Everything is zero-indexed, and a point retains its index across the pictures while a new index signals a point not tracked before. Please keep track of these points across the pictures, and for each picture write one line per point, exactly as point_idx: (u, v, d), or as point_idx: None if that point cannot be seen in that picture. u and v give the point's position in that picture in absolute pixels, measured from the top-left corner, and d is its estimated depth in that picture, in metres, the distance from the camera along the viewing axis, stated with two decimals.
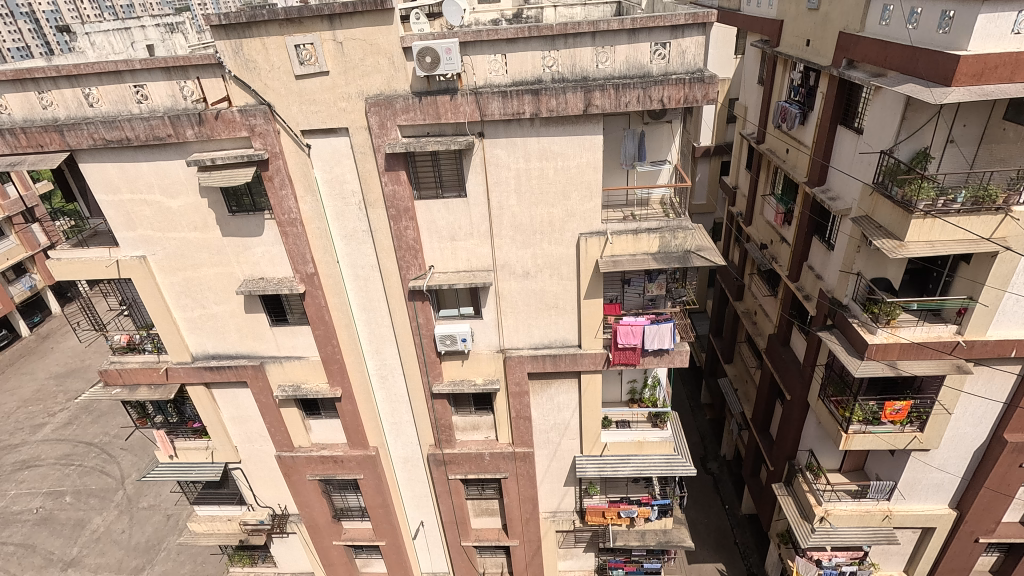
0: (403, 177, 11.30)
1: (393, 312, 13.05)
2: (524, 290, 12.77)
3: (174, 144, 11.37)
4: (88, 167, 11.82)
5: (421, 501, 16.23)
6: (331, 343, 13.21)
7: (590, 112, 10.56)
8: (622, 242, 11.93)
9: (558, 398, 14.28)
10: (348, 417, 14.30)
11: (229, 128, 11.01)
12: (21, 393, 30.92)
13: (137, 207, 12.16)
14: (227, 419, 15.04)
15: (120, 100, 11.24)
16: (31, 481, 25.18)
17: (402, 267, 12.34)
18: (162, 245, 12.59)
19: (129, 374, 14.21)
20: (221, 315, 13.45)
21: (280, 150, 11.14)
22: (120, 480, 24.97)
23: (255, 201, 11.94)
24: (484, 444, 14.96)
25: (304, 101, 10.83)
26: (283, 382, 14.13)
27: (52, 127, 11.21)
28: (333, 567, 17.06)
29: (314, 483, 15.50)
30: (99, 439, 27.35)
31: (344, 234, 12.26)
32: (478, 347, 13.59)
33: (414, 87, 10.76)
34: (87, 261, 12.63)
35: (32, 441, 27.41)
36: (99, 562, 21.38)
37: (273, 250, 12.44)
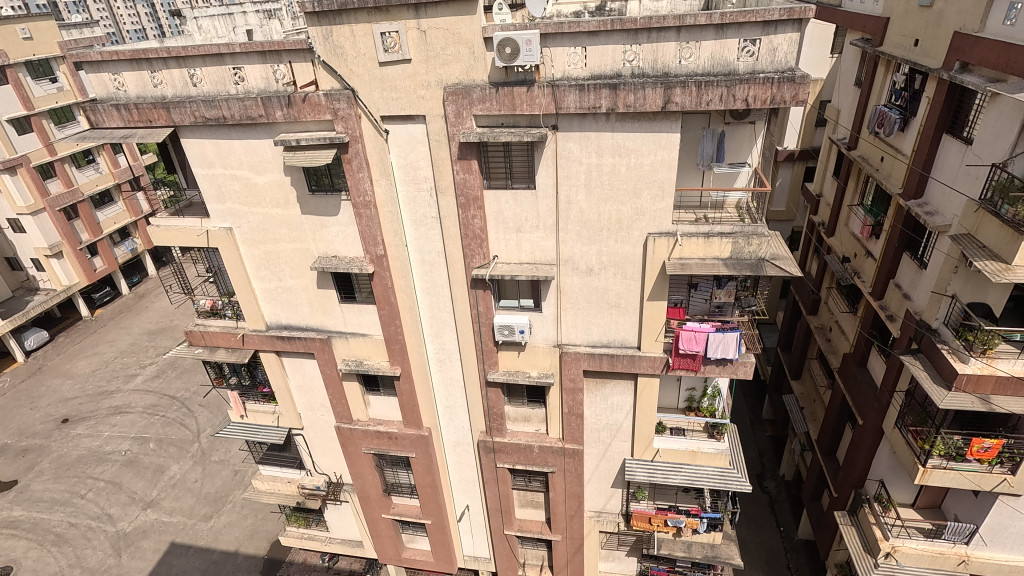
0: (475, 167, 11.46)
1: (455, 298, 13.30)
2: (587, 287, 12.66)
3: (264, 124, 12.05)
4: (188, 143, 12.77)
5: (468, 485, 16.54)
6: (394, 323, 13.66)
7: (669, 110, 10.22)
8: (692, 244, 11.55)
9: (612, 398, 14.11)
10: (405, 396, 14.78)
11: (315, 110, 11.52)
12: (118, 345, 34.06)
13: (228, 181, 13.00)
14: (294, 387, 15.85)
15: (220, 81, 12.03)
16: (122, 426, 27.76)
17: (467, 255, 12.54)
18: (247, 218, 13.42)
19: (209, 337, 15.26)
20: (295, 289, 14.19)
21: (360, 134, 11.54)
22: (196, 434, 26.96)
23: (333, 181, 12.48)
24: (534, 436, 15.02)
25: (385, 87, 11.17)
26: (347, 356, 14.73)
27: (160, 105, 12.16)
28: (381, 539, 17.77)
29: (369, 456, 16.11)
30: (180, 393, 29.65)
31: (413, 219, 12.59)
32: (535, 340, 13.62)
33: (492, 77, 10.83)
34: (182, 229, 13.70)
35: (125, 389, 30.18)
36: (174, 506, 23.34)
37: (347, 230, 12.97)
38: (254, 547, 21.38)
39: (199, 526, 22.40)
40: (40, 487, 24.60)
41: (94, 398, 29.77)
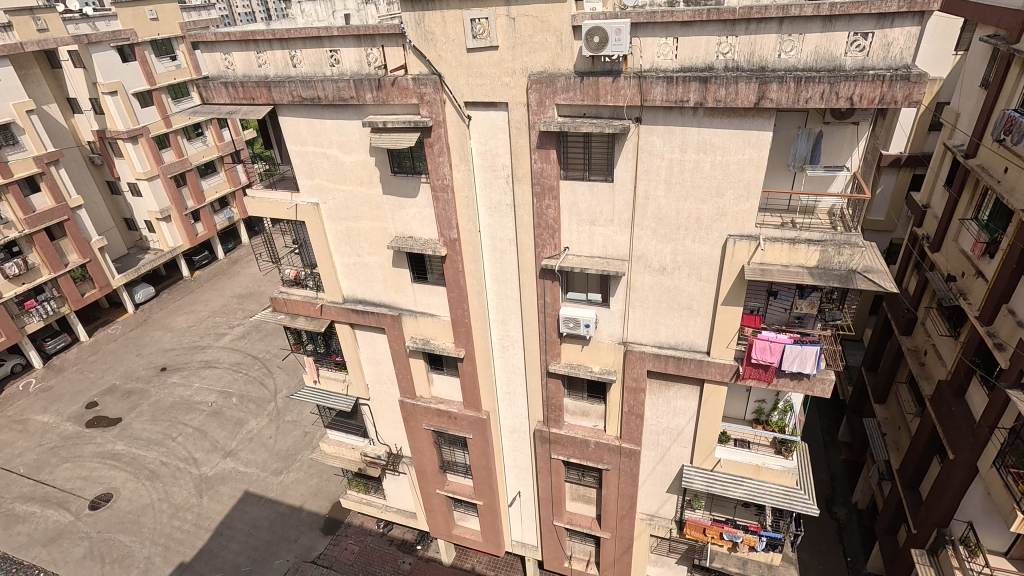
0: (553, 157, 11.41)
1: (523, 287, 13.38)
2: (658, 286, 12.32)
3: (354, 105, 12.55)
4: (285, 121, 13.54)
5: (522, 472, 16.74)
6: (462, 306, 13.94)
7: (762, 106, 9.66)
8: (775, 250, 10.94)
9: (675, 402, 13.73)
10: (467, 378, 15.09)
11: (403, 94, 11.86)
12: (212, 305, 37.03)
13: (318, 158, 13.71)
14: (363, 359, 16.57)
15: (318, 63, 12.64)
16: (210, 379, 30.25)
17: (538, 245, 12.56)
18: (333, 195, 14.10)
19: (291, 304, 16.21)
20: (372, 265, 14.78)
21: (443, 119, 11.76)
22: (273, 393, 28.89)
23: (415, 164, 12.85)
24: (591, 432, 14.92)
25: (471, 74, 11.32)
26: (415, 334, 15.21)
27: (263, 83, 12.98)
28: (434, 513, 18.37)
29: (428, 433, 16.64)
30: (262, 354, 31.84)
31: (488, 205, 12.74)
32: (600, 334, 13.47)
33: (578, 66, 10.67)
34: (274, 202, 14.62)
35: (214, 346, 32.84)
36: (249, 457, 25.24)
37: (424, 213, 13.33)
38: (317, 505, 22.79)
39: (270, 479, 24.10)
40: (139, 426, 27.34)
41: (188, 351, 32.61)
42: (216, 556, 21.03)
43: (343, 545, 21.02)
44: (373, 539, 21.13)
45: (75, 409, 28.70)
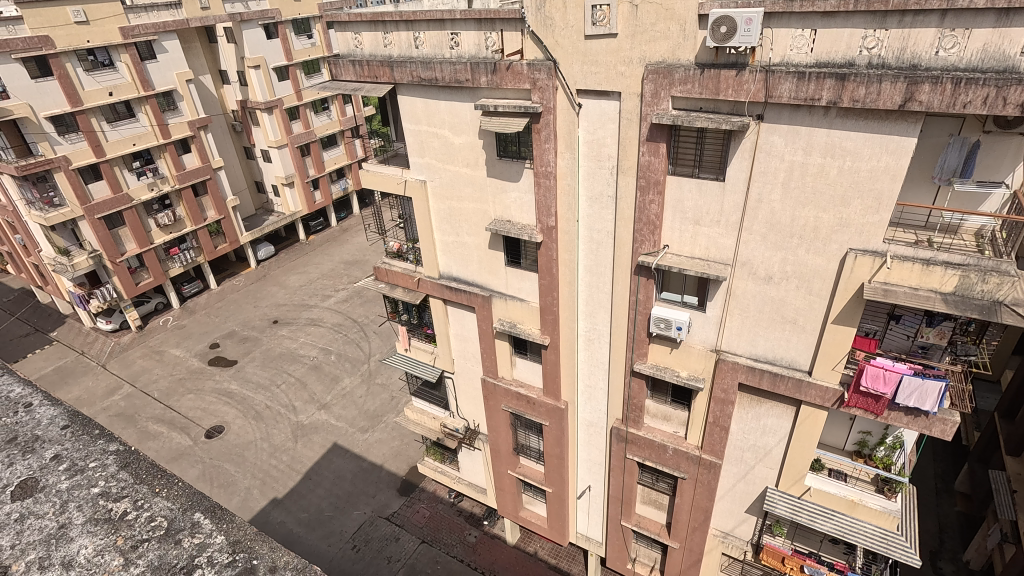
0: (662, 150, 10.99)
1: (616, 281, 13.17)
2: (761, 295, 11.57)
3: (468, 88, 12.85)
4: (403, 100, 14.17)
5: (594, 466, 16.68)
6: (552, 294, 14.00)
7: (908, 109, 8.66)
8: (903, 270, 9.88)
9: (765, 420, 12.93)
10: (548, 366, 15.17)
11: (516, 79, 11.96)
12: (321, 268, 39.99)
13: (430, 138, 14.23)
14: (452, 335, 17.15)
15: (438, 45, 13.03)
16: (313, 336, 32.81)
17: (637, 239, 12.24)
18: (440, 173, 14.60)
19: (392, 275, 17.12)
20: (469, 246, 15.20)
21: (554, 106, 11.75)
22: (367, 356, 30.77)
23: (520, 149, 12.98)
24: (670, 436, 14.48)
25: (586, 62, 11.18)
26: (503, 317, 15.48)
27: (386, 63, 13.66)
28: (503, 493, 18.81)
29: (506, 414, 16.98)
30: (361, 319, 33.94)
31: (589, 195, 12.61)
32: (691, 339, 12.95)
33: (700, 58, 10.10)
34: (386, 176, 15.47)
35: (320, 306, 35.50)
36: (341, 412, 27.18)
37: (525, 198, 13.46)
38: (396, 466, 24.12)
39: (357, 435, 25.81)
40: (251, 370, 30.31)
41: (298, 308, 35.54)
42: (304, 497, 23.00)
43: (415, 507, 22.14)
44: (443, 507, 22.06)
45: (201, 347, 32.38)
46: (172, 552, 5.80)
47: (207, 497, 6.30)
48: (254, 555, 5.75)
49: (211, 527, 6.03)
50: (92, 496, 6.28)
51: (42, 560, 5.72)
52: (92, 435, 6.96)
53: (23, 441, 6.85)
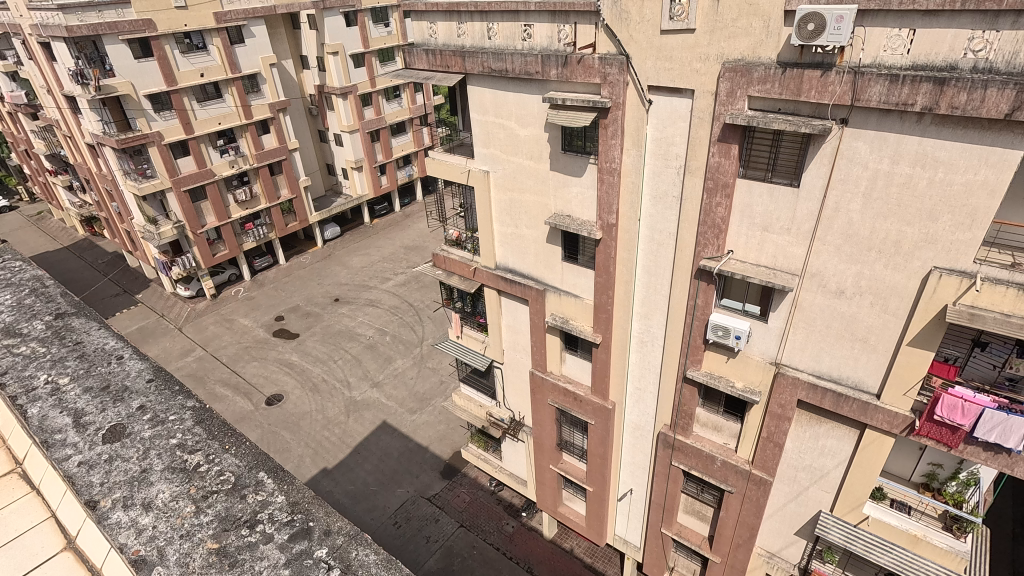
0: (734, 152, 10.59)
1: (674, 284, 12.87)
2: (830, 310, 10.96)
3: (538, 80, 12.82)
4: (473, 91, 14.31)
5: (637, 470, 16.48)
6: (607, 292, 13.84)
7: (1015, 119, 7.90)
8: (994, 294, 9.10)
9: (824, 441, 12.27)
10: (598, 364, 15.04)
11: (587, 73, 11.82)
12: (383, 251, 41.22)
13: (496, 129, 14.31)
14: (504, 325, 17.28)
15: (511, 36, 13.02)
16: (370, 316, 33.94)
17: (700, 242, 11.87)
18: (504, 165, 14.68)
19: (450, 263, 17.40)
20: (527, 238, 15.22)
21: (623, 101, 11.55)
22: (420, 340, 31.50)
23: (586, 144, 12.86)
24: (719, 448, 14.05)
25: (661, 57, 10.88)
26: (556, 312, 15.46)
27: (459, 53, 13.83)
28: (543, 487, 18.88)
29: (552, 409, 16.98)
30: (417, 303, 34.74)
31: (653, 195, 12.32)
32: (750, 349, 12.47)
33: (782, 56, 9.60)
34: (450, 165, 15.74)
35: (379, 288, 36.63)
36: (392, 392, 28.01)
37: (586, 193, 13.32)
38: (441, 449, 24.64)
39: (406, 416, 26.54)
40: (310, 344, 31.73)
41: (358, 288, 36.81)
42: (352, 470, 23.96)
43: (456, 491, 22.58)
44: (484, 494, 22.38)
45: (267, 319, 34.20)
46: (238, 505, 6.29)
47: (271, 458, 6.83)
48: (312, 517, 6.24)
49: (273, 486, 6.52)
50: (171, 446, 6.89)
51: (126, 498, 6.26)
52: (174, 391, 7.68)
53: (114, 389, 7.55)
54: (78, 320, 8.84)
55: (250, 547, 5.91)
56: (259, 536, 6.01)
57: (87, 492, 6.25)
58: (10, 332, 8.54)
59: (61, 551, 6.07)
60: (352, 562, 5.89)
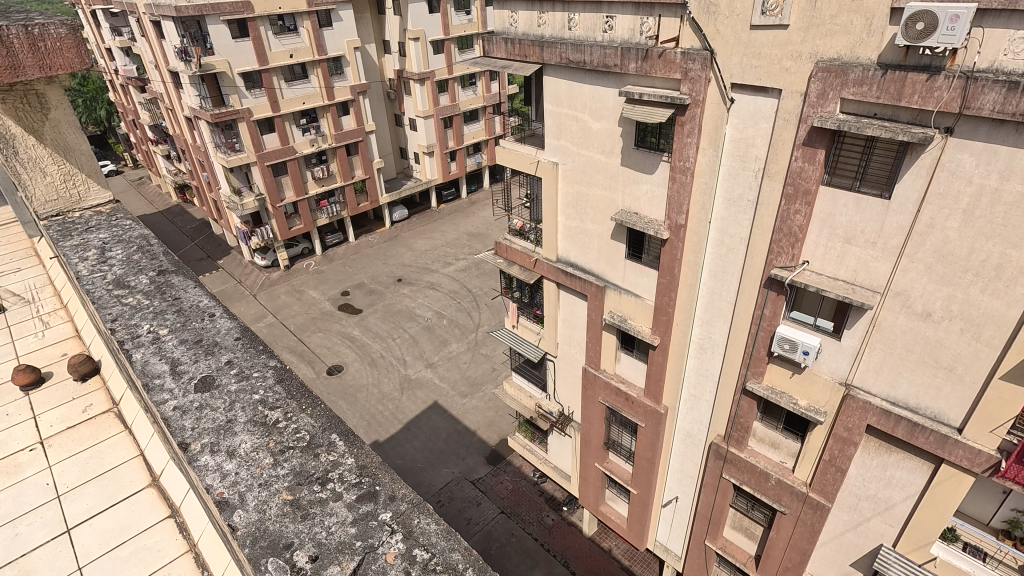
0: (819, 158, 9.99)
1: (741, 291, 12.39)
2: (913, 333, 10.23)
3: (615, 73, 12.59)
4: (549, 81, 14.24)
5: (685, 478, 16.13)
6: (669, 295, 13.49)
7: None
8: None
9: (893, 472, 11.49)
10: (654, 367, 14.74)
11: (667, 67, 11.45)
12: (446, 236, 41.99)
13: (568, 121, 14.20)
14: (560, 319, 17.23)
15: (592, 27, 12.81)
16: (429, 298, 34.74)
17: (773, 250, 11.33)
18: (574, 158, 14.57)
19: (512, 252, 17.52)
20: (592, 233, 15.07)
21: (703, 99, 11.13)
22: (476, 326, 31.95)
23: (660, 141, 12.54)
24: (775, 465, 13.46)
25: (748, 54, 10.38)
26: (614, 310, 15.26)
27: (538, 43, 13.77)
28: (586, 484, 18.82)
29: (602, 407, 16.84)
30: (475, 290, 35.21)
31: (727, 197, 11.86)
32: (818, 366, 11.82)
33: (884, 57, 8.94)
34: (520, 155, 15.78)
35: (440, 272, 37.39)
36: (446, 374, 28.62)
37: (656, 191, 13.02)
38: (488, 435, 25.00)
39: (457, 399, 27.07)
40: (372, 321, 32.90)
41: (420, 270, 37.75)
42: (402, 445, 24.77)
43: (500, 478, 22.88)
44: (526, 484, 22.56)
45: (333, 293, 35.73)
46: (311, 462, 6.49)
47: (343, 422, 7.01)
48: (378, 482, 6.35)
49: (344, 448, 6.69)
50: (254, 401, 7.20)
51: (212, 444, 6.58)
52: (258, 349, 8.06)
53: (206, 343, 8.06)
54: (176, 279, 9.59)
55: (322, 503, 6.08)
56: (330, 494, 6.17)
57: (179, 435, 6.65)
58: (119, 284, 9.30)
59: (146, 487, 7.03)
60: (414, 530, 5.96)
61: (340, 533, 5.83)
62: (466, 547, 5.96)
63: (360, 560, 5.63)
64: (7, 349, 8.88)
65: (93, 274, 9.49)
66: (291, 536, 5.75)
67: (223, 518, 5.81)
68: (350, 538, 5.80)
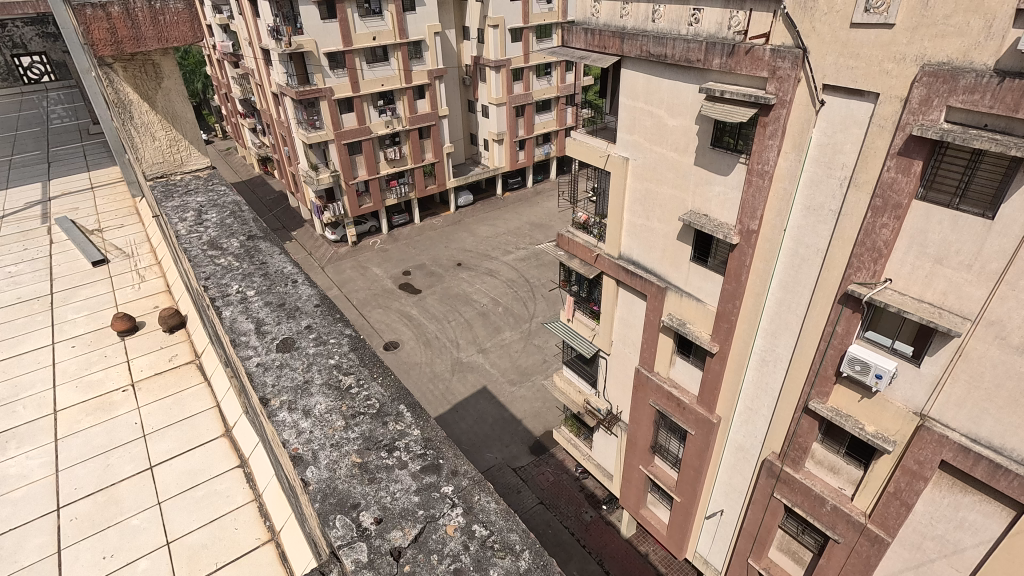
0: (915, 169, 9.28)
1: (813, 305, 11.76)
2: (1005, 367, 9.38)
3: (697, 69, 12.14)
4: (626, 74, 13.94)
5: (733, 492, 15.65)
6: (733, 302, 13.02)
7: None
8: None
9: (966, 514, 10.64)
10: (710, 375, 14.32)
11: (754, 64, 10.89)
12: (508, 225, 42.21)
13: (643, 116, 13.86)
14: (617, 317, 16.99)
15: (676, 20, 12.38)
16: (487, 285, 35.11)
17: (852, 265, 10.65)
18: (645, 154, 14.23)
19: (573, 245, 17.40)
20: (657, 233, 14.71)
21: (791, 99, 10.53)
22: (530, 316, 32.03)
23: (738, 142, 12.03)
24: (832, 491, 12.80)
25: (844, 54, 9.71)
26: (674, 313, 14.90)
27: (619, 34, 13.49)
28: (628, 485, 18.60)
29: (651, 410, 16.56)
30: (533, 280, 35.26)
31: (806, 205, 11.23)
32: (891, 392, 11.09)
33: (1003, 63, 8.16)
34: (590, 148, 15.57)
35: (499, 260, 37.68)
36: (497, 361, 28.93)
37: (730, 194, 12.52)
38: (534, 425, 25.11)
39: (506, 386, 27.33)
40: (429, 302, 33.66)
41: (480, 257, 38.20)
42: (448, 425, 25.33)
43: (542, 469, 22.99)
44: (567, 478, 22.56)
45: (395, 272, 36.80)
46: (380, 429, 6.72)
47: (411, 394, 7.22)
48: (441, 455, 6.51)
49: (411, 420, 6.89)
50: (329, 365, 7.56)
51: (290, 402, 6.96)
52: (335, 318, 8.45)
53: (288, 307, 8.53)
54: (264, 244, 10.15)
55: (388, 469, 6.27)
56: (396, 462, 6.35)
57: (260, 389, 7.07)
58: (213, 245, 9.95)
59: (219, 436, 7.54)
60: (475, 506, 6.06)
61: (404, 499, 6.01)
62: (524, 529, 5.94)
63: (422, 528, 5.79)
64: (109, 297, 9.73)
65: (191, 234, 10.21)
66: (358, 497, 5.98)
67: (297, 472, 6.11)
68: (414, 506, 5.96)
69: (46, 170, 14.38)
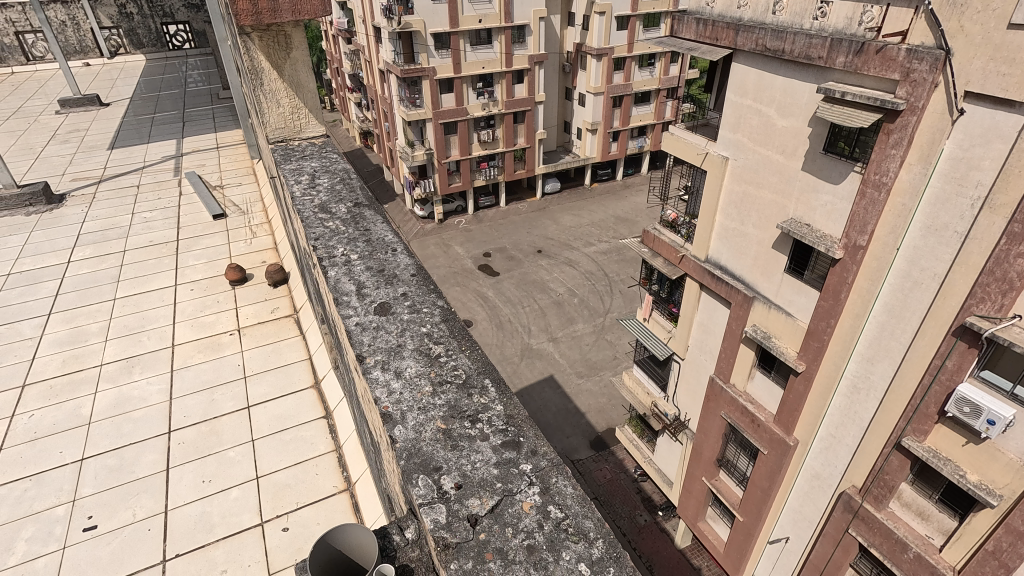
0: None
1: (920, 334, 10.71)
2: None
3: (817, 66, 11.25)
4: (737, 69, 13.24)
5: (802, 520, 14.78)
6: (827, 320, 12.16)
7: None
8: None
9: None
10: (793, 394, 13.51)
11: (884, 65, 9.91)
12: (593, 217, 41.68)
13: (750, 115, 13.13)
14: (696, 322, 16.38)
15: (800, 13, 11.54)
16: (565, 275, 34.96)
17: (975, 295, 9.56)
18: (747, 155, 13.49)
19: (658, 243, 16.95)
20: (751, 239, 13.96)
21: (923, 106, 9.51)
22: (605, 311, 31.60)
23: (855, 148, 11.09)
24: (918, 537, 11.76)
25: (996, 58, 8.59)
26: (759, 325, 14.16)
27: (733, 26, 12.81)
28: (688, 496, 18.11)
29: (722, 422, 15.94)
30: (612, 275, 34.68)
31: (926, 224, 10.17)
32: (1004, 442, 9.93)
33: None
34: (688, 145, 15.03)
35: (580, 251, 37.38)
36: (567, 351, 28.86)
37: (837, 205, 11.63)
38: (597, 420, 24.90)
39: (573, 378, 27.24)
40: (506, 285, 34.08)
41: (561, 246, 38.08)
42: None
43: (600, 465, 22.81)
44: (625, 478, 22.27)
45: (475, 252, 37.54)
46: (465, 400, 6.91)
47: (496, 370, 7.35)
48: (522, 433, 6.55)
49: (495, 395, 7.01)
50: (421, 333, 7.86)
51: (383, 361, 7.32)
52: (429, 289, 8.76)
53: (387, 274, 8.95)
54: (369, 212, 10.67)
55: (470, 439, 6.42)
56: (478, 433, 6.49)
57: (358, 346, 7.49)
58: (323, 209, 10.58)
59: (308, 387, 8.11)
60: (551, 487, 5.99)
61: (483, 470, 6.08)
62: (600, 518, 5.73)
63: (498, 500, 5.81)
64: (224, 248, 10.66)
65: (305, 196, 10.92)
66: (440, 461, 6.14)
67: (386, 428, 6.41)
68: (492, 478, 6.03)
69: (181, 129, 15.91)
